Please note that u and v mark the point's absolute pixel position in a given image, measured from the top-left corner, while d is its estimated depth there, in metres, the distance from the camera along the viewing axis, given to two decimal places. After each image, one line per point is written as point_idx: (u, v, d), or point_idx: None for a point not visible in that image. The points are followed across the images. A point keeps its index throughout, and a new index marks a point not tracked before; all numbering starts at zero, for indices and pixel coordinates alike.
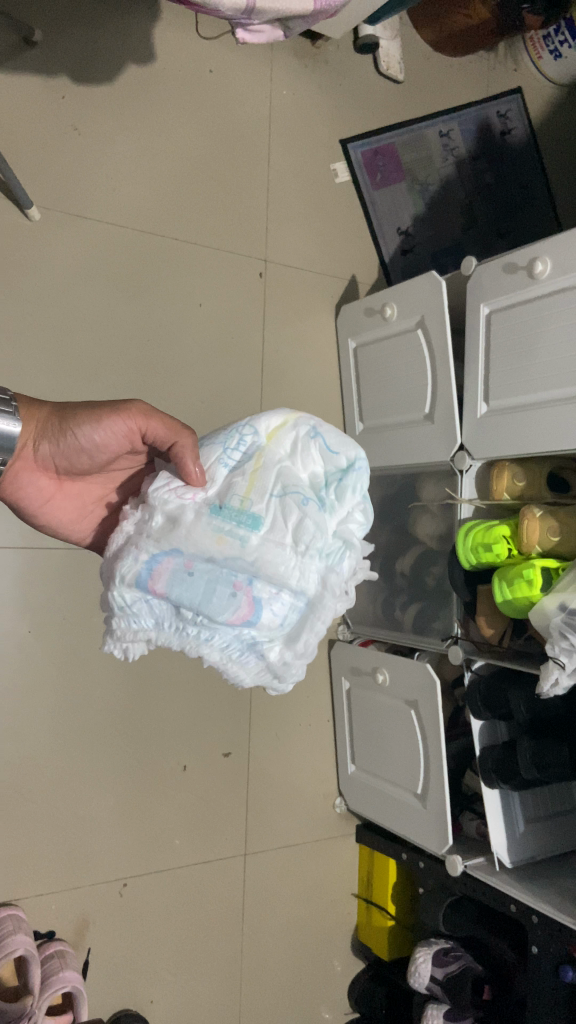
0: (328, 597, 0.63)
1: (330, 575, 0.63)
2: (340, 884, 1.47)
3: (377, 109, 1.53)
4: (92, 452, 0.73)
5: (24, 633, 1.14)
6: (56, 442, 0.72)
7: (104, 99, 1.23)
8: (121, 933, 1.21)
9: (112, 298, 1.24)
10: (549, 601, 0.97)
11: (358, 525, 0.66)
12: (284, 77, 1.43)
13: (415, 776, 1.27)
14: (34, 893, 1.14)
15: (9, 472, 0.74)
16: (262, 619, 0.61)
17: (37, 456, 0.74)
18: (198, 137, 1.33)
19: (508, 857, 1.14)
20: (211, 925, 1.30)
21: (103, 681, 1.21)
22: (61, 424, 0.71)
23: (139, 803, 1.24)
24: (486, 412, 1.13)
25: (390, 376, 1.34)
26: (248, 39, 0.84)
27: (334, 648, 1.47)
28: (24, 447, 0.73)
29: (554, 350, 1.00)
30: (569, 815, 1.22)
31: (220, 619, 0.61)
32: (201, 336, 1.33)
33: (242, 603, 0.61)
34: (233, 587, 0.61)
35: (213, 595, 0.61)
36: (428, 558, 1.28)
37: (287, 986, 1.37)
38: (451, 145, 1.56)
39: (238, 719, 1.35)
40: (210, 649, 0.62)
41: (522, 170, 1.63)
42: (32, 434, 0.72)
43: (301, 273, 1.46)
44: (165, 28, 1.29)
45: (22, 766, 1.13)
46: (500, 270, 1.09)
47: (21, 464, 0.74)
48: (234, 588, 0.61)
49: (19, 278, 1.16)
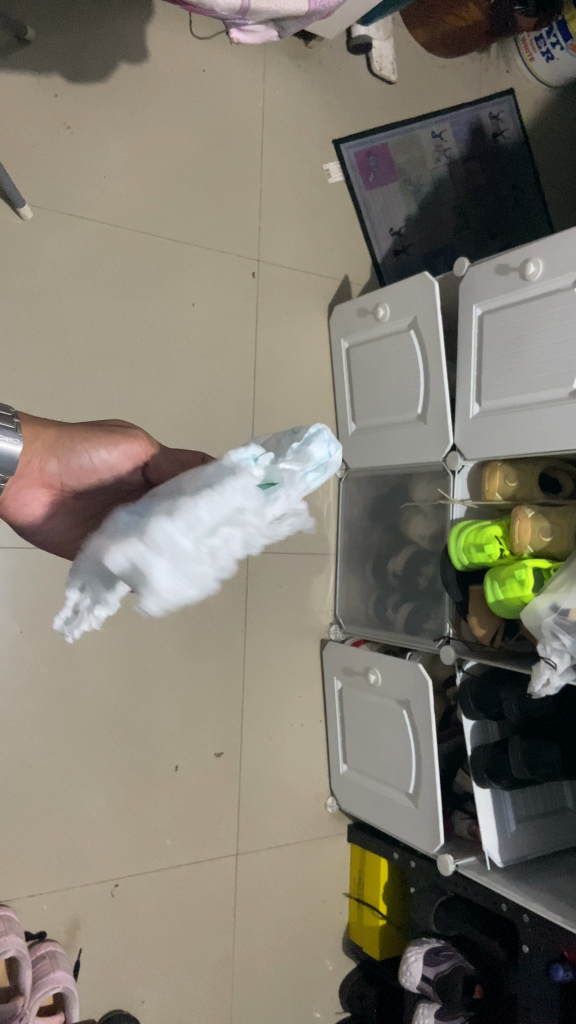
0: (223, 481, 0.48)
1: (235, 470, 0.48)
2: (332, 884, 1.47)
3: (370, 110, 1.53)
4: (101, 475, 0.70)
5: (15, 634, 1.14)
6: (65, 459, 0.68)
7: (96, 98, 1.23)
8: (112, 934, 1.21)
9: (104, 297, 1.23)
10: (541, 600, 0.97)
11: (301, 460, 0.49)
12: (278, 76, 1.43)
13: (407, 776, 1.27)
14: (26, 894, 1.14)
15: (12, 485, 0.70)
16: (158, 503, 0.51)
17: (42, 472, 0.70)
18: (191, 137, 1.32)
19: (499, 856, 1.14)
20: (202, 925, 1.30)
21: (94, 681, 1.21)
22: (70, 441, 0.68)
23: (130, 803, 1.24)
24: (478, 412, 1.13)
25: (382, 375, 1.34)
26: (242, 40, 0.84)
27: (326, 648, 1.46)
28: (30, 462, 0.69)
29: (545, 350, 1.01)
30: (559, 814, 1.22)
31: (133, 507, 0.54)
32: (194, 336, 1.33)
33: (157, 495, 0.53)
34: (163, 490, 0.54)
35: (144, 499, 0.56)
36: (420, 558, 1.28)
37: (279, 986, 1.37)
38: (444, 145, 1.56)
39: (230, 719, 1.35)
40: (109, 534, 0.54)
41: (514, 170, 1.63)
42: (37, 450, 0.68)
43: (294, 272, 1.46)
44: (159, 27, 1.29)
45: (14, 766, 1.13)
46: (492, 271, 1.09)
47: (25, 478, 0.70)
48: (162, 490, 0.55)
49: (11, 277, 1.15)
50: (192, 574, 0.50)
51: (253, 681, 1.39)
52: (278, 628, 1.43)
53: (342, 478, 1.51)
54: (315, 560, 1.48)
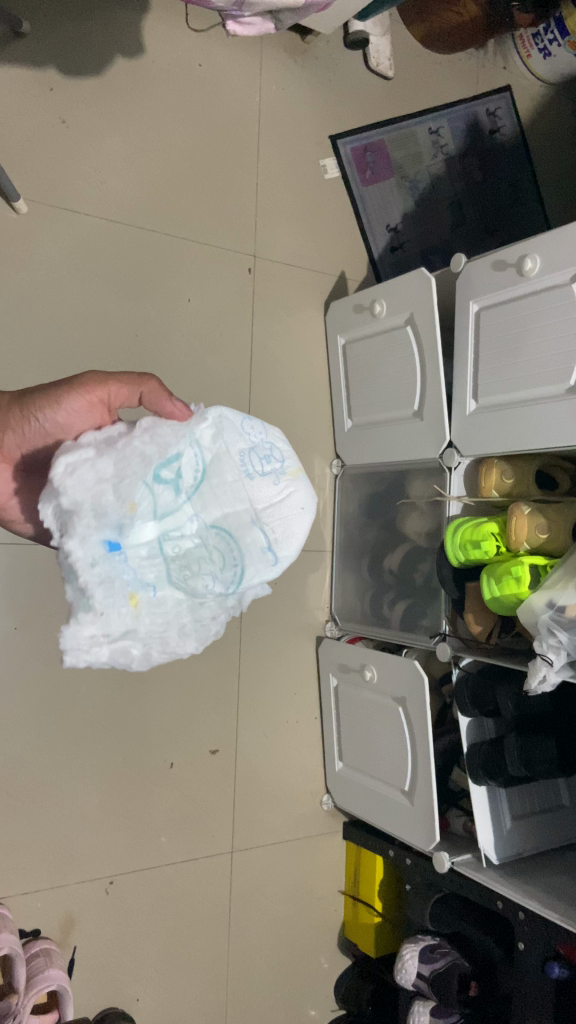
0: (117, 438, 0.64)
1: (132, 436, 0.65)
2: (328, 880, 1.47)
3: (367, 105, 1.53)
4: (59, 435, 0.71)
5: (10, 628, 1.13)
6: (22, 430, 0.71)
7: (90, 91, 1.22)
8: (106, 933, 1.21)
9: (101, 292, 1.23)
10: (537, 595, 0.97)
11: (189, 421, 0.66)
12: (274, 70, 1.42)
13: (402, 772, 1.26)
14: (19, 892, 1.13)
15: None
16: None
17: (4, 448, 0.73)
18: (187, 130, 1.32)
19: (494, 855, 1.14)
20: (196, 922, 1.29)
21: (89, 677, 1.20)
22: (24, 410, 0.70)
23: (125, 800, 1.23)
24: (475, 407, 1.13)
25: (377, 371, 1.34)
26: (239, 32, 0.84)
27: (322, 643, 1.46)
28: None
29: (542, 344, 1.01)
30: (554, 812, 1.22)
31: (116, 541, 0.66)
32: (190, 332, 1.33)
33: None
34: None
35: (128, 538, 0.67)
36: (415, 554, 1.28)
37: (274, 984, 1.37)
38: (440, 141, 1.56)
39: (225, 717, 1.35)
40: None
41: (511, 168, 1.63)
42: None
43: (291, 268, 1.46)
44: (155, 20, 1.28)
45: (7, 763, 1.12)
46: (489, 266, 1.09)
47: None
48: None
49: (6, 270, 1.15)
50: (89, 468, 0.57)
51: (248, 678, 1.38)
52: (275, 624, 1.43)
53: (338, 474, 1.50)
54: (310, 557, 1.48)
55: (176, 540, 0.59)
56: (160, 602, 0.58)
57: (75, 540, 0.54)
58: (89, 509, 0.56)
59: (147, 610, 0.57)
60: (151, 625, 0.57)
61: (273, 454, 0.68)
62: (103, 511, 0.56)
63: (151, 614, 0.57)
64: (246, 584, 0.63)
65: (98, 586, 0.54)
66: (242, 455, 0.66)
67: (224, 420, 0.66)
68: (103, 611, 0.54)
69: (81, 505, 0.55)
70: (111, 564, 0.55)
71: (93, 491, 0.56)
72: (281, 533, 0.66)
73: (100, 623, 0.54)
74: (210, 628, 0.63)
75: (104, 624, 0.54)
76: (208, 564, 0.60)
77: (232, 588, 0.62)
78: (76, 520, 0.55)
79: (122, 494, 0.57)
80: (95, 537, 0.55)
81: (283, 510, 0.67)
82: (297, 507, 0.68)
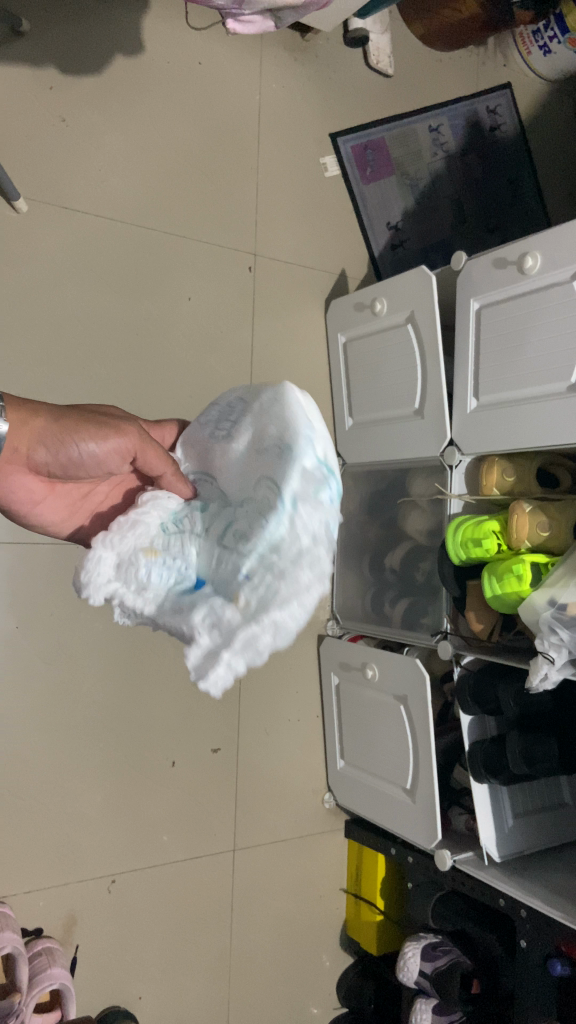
0: None
1: None
2: (329, 877, 1.47)
3: (367, 103, 1.53)
4: (89, 468, 0.60)
5: (11, 628, 1.13)
6: (57, 451, 0.57)
7: (89, 89, 1.22)
8: (109, 931, 1.21)
9: (101, 291, 1.23)
10: (538, 594, 0.97)
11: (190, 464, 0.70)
12: (274, 67, 1.42)
13: (404, 770, 1.26)
14: (22, 891, 1.14)
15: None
16: None
17: (31, 462, 0.57)
18: (188, 128, 1.32)
19: (497, 855, 1.13)
20: (198, 919, 1.29)
21: (91, 676, 1.20)
22: (68, 431, 0.56)
23: (126, 799, 1.23)
24: (476, 406, 1.13)
25: (377, 368, 1.34)
26: (239, 30, 0.84)
27: (323, 642, 1.46)
28: (16, 448, 0.55)
29: (543, 342, 1.00)
30: (556, 810, 1.22)
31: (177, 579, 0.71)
32: (191, 331, 1.33)
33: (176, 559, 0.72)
34: None
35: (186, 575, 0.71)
36: (417, 552, 1.28)
37: (277, 981, 1.37)
38: (441, 139, 1.56)
39: (228, 716, 1.35)
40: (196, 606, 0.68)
41: (512, 165, 1.63)
42: (28, 438, 0.55)
43: (292, 266, 1.46)
44: (155, 18, 1.28)
45: (10, 763, 1.12)
46: (490, 263, 1.09)
47: (12, 465, 0.57)
48: None
49: (5, 269, 1.14)
50: (106, 557, 0.62)
51: (250, 676, 1.38)
52: None
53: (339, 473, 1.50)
54: None
55: (228, 527, 0.60)
56: (246, 582, 0.56)
57: (153, 611, 0.62)
58: (133, 587, 0.62)
59: (246, 597, 0.56)
60: (258, 602, 0.56)
61: (229, 401, 0.64)
62: (143, 582, 0.62)
63: (251, 597, 0.56)
64: (290, 488, 0.55)
65: (187, 624, 0.59)
66: (213, 437, 0.65)
67: (193, 436, 0.69)
68: (211, 635, 0.57)
69: (123, 588, 0.62)
70: (188, 602, 0.60)
71: (127, 572, 0.62)
72: (273, 423, 0.57)
73: (212, 645, 0.57)
74: (323, 552, 0.56)
75: (220, 640, 0.57)
76: (256, 511, 0.58)
77: (282, 504, 0.55)
78: (129, 600, 0.62)
79: (140, 556, 0.62)
80: (165, 597, 0.62)
81: (260, 413, 0.59)
82: (268, 392, 0.58)
